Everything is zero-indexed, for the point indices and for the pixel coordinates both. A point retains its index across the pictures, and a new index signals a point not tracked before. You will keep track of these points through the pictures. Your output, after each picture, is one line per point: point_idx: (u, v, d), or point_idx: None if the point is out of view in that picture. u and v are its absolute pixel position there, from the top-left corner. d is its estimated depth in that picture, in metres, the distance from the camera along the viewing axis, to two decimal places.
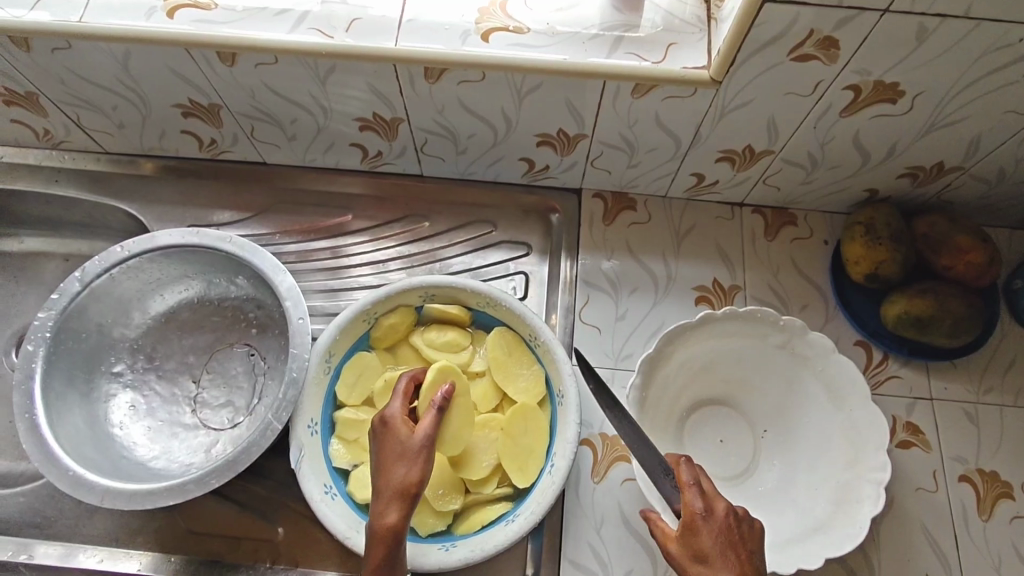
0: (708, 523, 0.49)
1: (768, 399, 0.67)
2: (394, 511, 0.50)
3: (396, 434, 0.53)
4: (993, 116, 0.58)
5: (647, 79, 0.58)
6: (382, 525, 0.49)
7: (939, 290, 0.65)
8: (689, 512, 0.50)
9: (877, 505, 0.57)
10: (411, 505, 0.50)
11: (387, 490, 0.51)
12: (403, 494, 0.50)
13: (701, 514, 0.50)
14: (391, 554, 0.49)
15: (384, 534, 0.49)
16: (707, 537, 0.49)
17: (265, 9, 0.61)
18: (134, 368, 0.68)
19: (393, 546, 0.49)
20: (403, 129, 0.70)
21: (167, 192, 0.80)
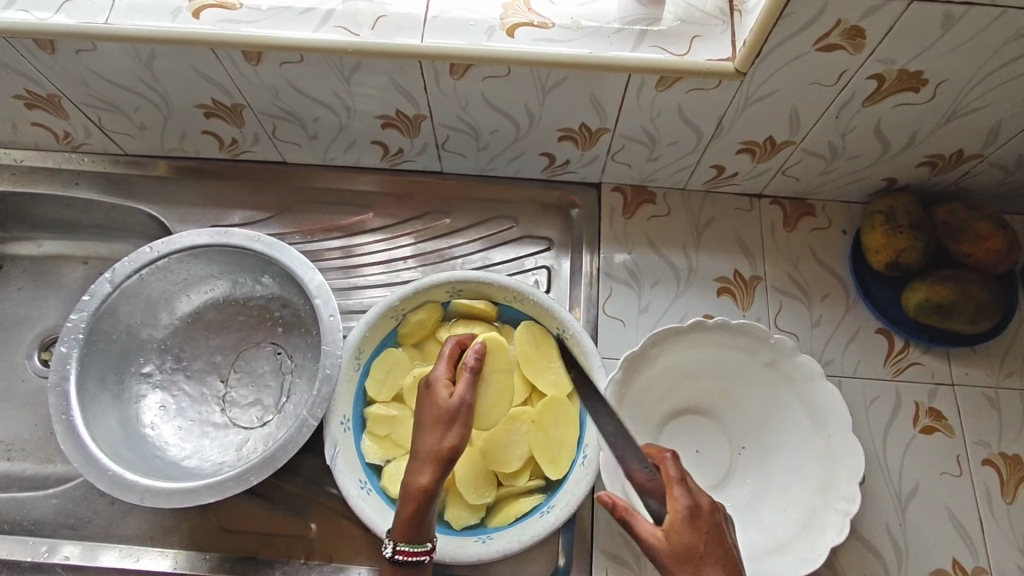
0: (696, 518, 0.46)
1: (749, 413, 0.64)
2: (427, 474, 0.49)
3: (432, 399, 0.53)
4: (1015, 103, 0.58)
5: (673, 72, 0.58)
6: (414, 484, 0.49)
7: (961, 277, 0.65)
8: (678, 507, 0.46)
9: (840, 535, 0.55)
10: (444, 470, 0.49)
11: (421, 451, 0.50)
12: (437, 458, 0.50)
13: (689, 511, 0.46)
14: (422, 515, 0.49)
15: (417, 495, 0.49)
16: (694, 533, 0.45)
17: (289, 8, 0.61)
18: (162, 369, 0.68)
19: (423, 508, 0.49)
20: (425, 126, 0.70)
21: (187, 193, 0.80)
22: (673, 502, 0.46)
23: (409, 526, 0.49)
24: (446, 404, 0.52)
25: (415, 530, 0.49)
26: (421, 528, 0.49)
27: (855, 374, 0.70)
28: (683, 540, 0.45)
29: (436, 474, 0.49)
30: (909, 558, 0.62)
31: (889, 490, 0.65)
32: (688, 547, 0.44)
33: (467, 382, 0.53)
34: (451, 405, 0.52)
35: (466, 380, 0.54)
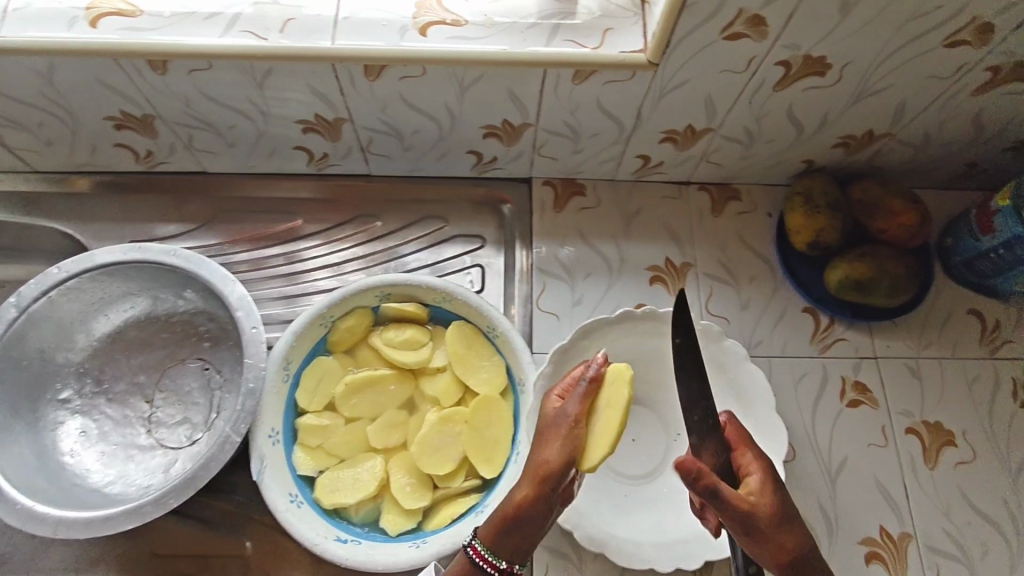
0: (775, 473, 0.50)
1: (681, 401, 0.64)
2: (525, 488, 0.48)
3: (548, 412, 0.52)
4: (916, 83, 0.60)
5: (587, 66, 0.58)
6: (506, 504, 0.49)
7: (878, 253, 0.67)
8: (762, 464, 0.50)
9: None
10: (542, 485, 0.47)
11: (528, 470, 0.49)
12: (534, 474, 0.48)
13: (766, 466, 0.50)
14: (508, 528, 0.48)
15: (511, 510, 0.48)
16: (780, 488, 0.49)
17: (194, 13, 0.59)
18: (82, 393, 0.66)
19: (510, 524, 0.48)
20: (346, 129, 0.69)
21: (105, 209, 0.77)
22: (751, 464, 0.50)
23: (491, 535, 0.49)
24: (554, 416, 0.51)
25: (497, 544, 0.49)
26: (505, 542, 0.49)
27: (784, 354, 0.71)
28: (775, 495, 0.48)
29: (530, 490, 0.48)
30: (841, 530, 0.64)
31: (819, 464, 0.67)
32: (784, 502, 0.48)
33: (576, 395, 0.50)
34: (552, 416, 0.51)
35: (576, 392, 0.50)
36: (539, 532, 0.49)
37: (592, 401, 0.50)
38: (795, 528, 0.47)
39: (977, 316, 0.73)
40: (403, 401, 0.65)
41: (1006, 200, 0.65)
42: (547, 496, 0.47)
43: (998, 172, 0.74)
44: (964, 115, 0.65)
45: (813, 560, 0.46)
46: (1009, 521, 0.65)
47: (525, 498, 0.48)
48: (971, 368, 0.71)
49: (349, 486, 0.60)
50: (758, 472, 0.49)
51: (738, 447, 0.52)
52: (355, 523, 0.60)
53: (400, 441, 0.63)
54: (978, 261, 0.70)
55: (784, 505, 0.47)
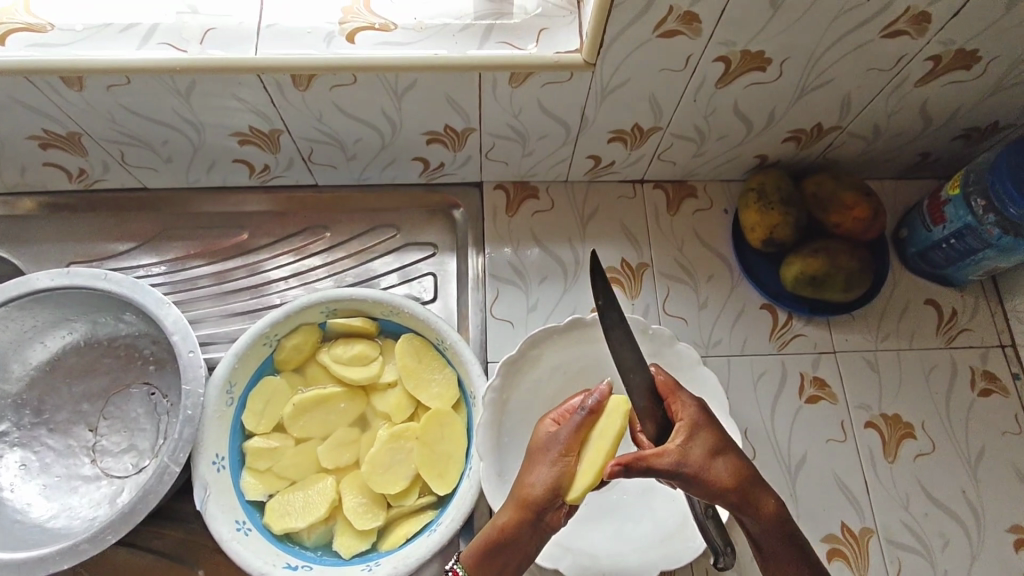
0: (704, 414, 0.52)
1: None
2: (508, 513, 0.51)
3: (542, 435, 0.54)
4: (859, 75, 0.59)
5: (522, 68, 0.57)
6: (493, 529, 0.52)
7: (831, 247, 0.67)
8: (691, 408, 0.51)
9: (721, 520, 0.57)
10: (520, 512, 0.51)
11: (513, 497, 0.52)
12: (518, 500, 0.51)
13: (696, 407, 0.52)
14: (492, 552, 0.52)
15: (494, 534, 0.52)
16: (710, 425, 0.51)
17: (109, 25, 0.57)
18: (20, 425, 0.64)
19: (492, 548, 0.52)
20: (284, 140, 0.67)
21: (42, 230, 0.75)
22: (681, 408, 0.52)
23: (473, 558, 0.52)
24: (545, 442, 0.53)
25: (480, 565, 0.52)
26: (488, 564, 0.52)
27: (743, 352, 0.70)
28: (705, 436, 0.50)
29: (513, 515, 0.51)
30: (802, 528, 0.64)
31: (779, 463, 0.66)
32: (714, 439, 0.50)
33: (569, 425, 0.52)
34: (544, 440, 0.53)
35: (572, 421, 0.52)
36: (523, 557, 0.52)
37: (587, 431, 0.52)
38: (728, 460, 0.49)
39: (934, 306, 0.73)
40: (355, 418, 0.63)
41: (956, 188, 0.65)
42: (530, 523, 0.50)
43: (950, 159, 0.74)
44: (910, 105, 0.64)
45: (750, 481, 0.49)
46: (969, 511, 0.65)
47: (506, 524, 0.51)
48: (928, 358, 0.71)
49: (300, 509, 0.59)
50: (686, 417, 0.51)
51: (669, 396, 0.53)
52: (307, 548, 0.59)
53: (352, 460, 0.62)
54: (932, 251, 0.70)
55: (714, 442, 0.50)
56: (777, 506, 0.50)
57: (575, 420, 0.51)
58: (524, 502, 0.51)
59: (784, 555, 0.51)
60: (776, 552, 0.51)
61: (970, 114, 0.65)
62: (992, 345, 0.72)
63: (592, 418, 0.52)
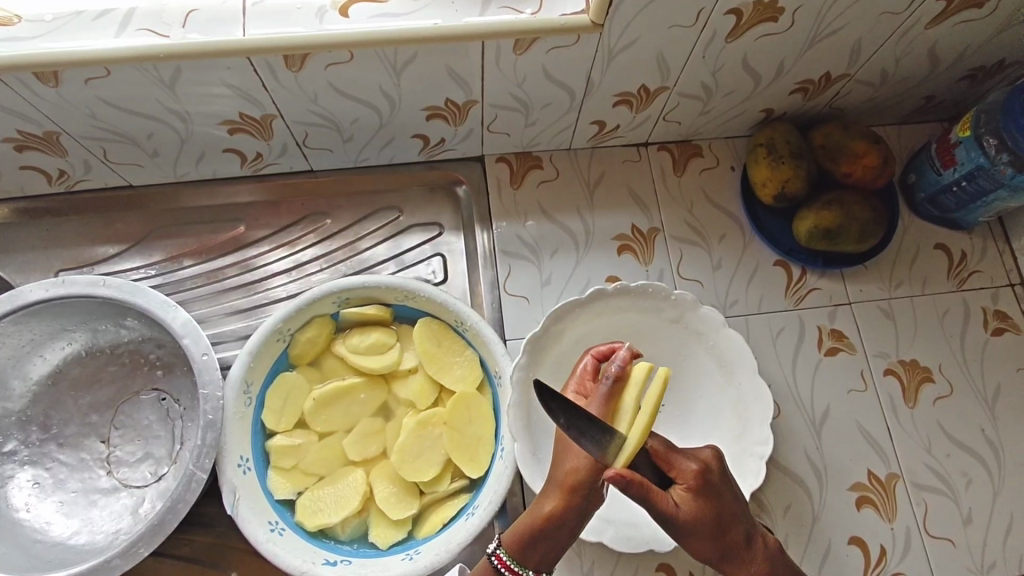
0: (704, 483, 0.49)
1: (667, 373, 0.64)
2: (551, 500, 0.51)
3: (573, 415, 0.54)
4: (870, 19, 0.58)
5: (528, 34, 0.54)
6: (538, 514, 0.51)
7: (844, 198, 0.66)
8: (693, 476, 0.49)
9: (758, 479, 0.57)
10: (567, 497, 0.51)
11: (555, 484, 0.52)
12: (564, 486, 0.51)
13: (699, 475, 0.50)
14: (534, 540, 0.51)
15: (537, 520, 0.51)
16: (711, 493, 0.49)
17: (81, 12, 0.53)
18: (29, 443, 0.62)
19: (537, 531, 0.51)
20: (277, 126, 0.64)
21: (26, 238, 0.71)
22: (682, 475, 0.49)
23: (514, 544, 0.51)
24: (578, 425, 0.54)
25: (521, 555, 0.50)
26: (530, 552, 0.51)
27: (760, 310, 0.70)
28: (703, 504, 0.49)
29: (558, 501, 0.51)
30: (830, 480, 0.65)
31: (804, 416, 0.67)
32: (711, 507, 0.49)
33: (598, 398, 0.53)
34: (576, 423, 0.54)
35: (600, 393, 0.53)
36: (561, 546, 0.52)
37: (616, 402, 0.52)
38: (724, 525, 0.49)
39: (944, 250, 0.73)
40: (377, 407, 0.62)
41: (967, 130, 0.65)
42: (576, 507, 0.51)
43: (954, 101, 0.73)
44: (919, 48, 0.63)
45: (739, 546, 0.50)
46: (989, 449, 0.66)
47: (551, 509, 0.51)
48: (941, 302, 0.71)
49: (332, 505, 0.58)
50: (682, 491, 0.49)
51: (666, 465, 0.50)
52: (344, 542, 0.58)
53: (379, 451, 0.61)
54: (942, 195, 0.70)
55: (710, 513, 0.49)
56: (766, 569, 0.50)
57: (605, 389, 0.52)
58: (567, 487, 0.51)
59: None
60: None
61: (978, 53, 0.64)
62: (1002, 285, 0.72)
63: (619, 386, 0.52)
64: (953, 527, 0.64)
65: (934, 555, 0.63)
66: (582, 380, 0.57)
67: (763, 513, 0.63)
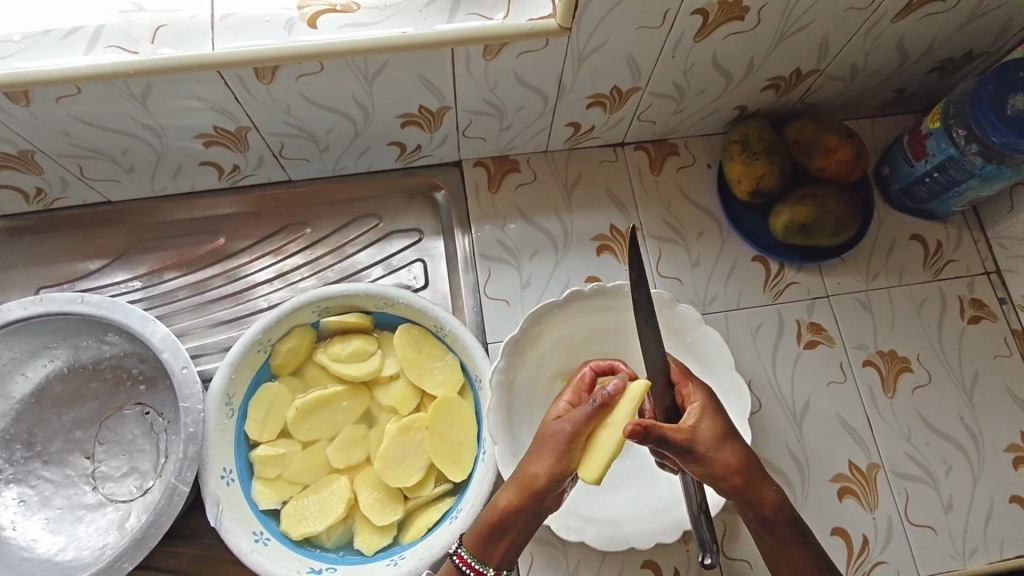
0: (716, 400, 0.52)
1: None
2: (511, 494, 0.51)
3: (550, 421, 0.53)
4: (835, 17, 0.59)
5: (496, 40, 0.55)
6: (496, 509, 0.51)
7: (818, 192, 0.66)
8: (703, 396, 0.51)
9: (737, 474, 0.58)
10: (525, 495, 0.50)
11: (515, 478, 0.52)
12: (521, 486, 0.51)
13: (710, 393, 0.52)
14: (493, 533, 0.51)
15: (496, 514, 0.51)
16: (721, 411, 0.51)
17: (50, 31, 0.54)
18: (12, 461, 0.62)
19: (493, 526, 0.51)
20: (253, 137, 0.64)
21: (6, 256, 0.71)
22: (693, 394, 0.52)
23: (476, 540, 0.52)
24: (555, 429, 0.51)
25: (481, 550, 0.51)
26: (490, 548, 0.52)
27: (739, 306, 0.71)
28: (719, 419, 0.50)
29: (517, 500, 0.50)
30: (811, 472, 0.65)
31: (784, 410, 0.67)
32: (724, 425, 0.50)
33: (580, 414, 0.50)
34: (552, 432, 0.51)
35: (581, 411, 0.50)
36: (518, 545, 0.52)
37: (598, 420, 0.50)
38: (736, 445, 0.49)
39: (919, 241, 0.74)
40: (360, 415, 0.63)
41: (937, 121, 0.65)
42: (531, 507, 0.51)
43: (926, 93, 0.74)
44: (887, 42, 0.63)
45: (753, 469, 0.49)
46: (968, 437, 0.67)
47: (508, 505, 0.51)
48: (918, 292, 0.72)
49: (316, 513, 0.58)
50: (698, 403, 0.51)
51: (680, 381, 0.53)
52: (329, 550, 0.58)
53: (362, 458, 0.61)
54: (915, 186, 0.71)
55: (725, 428, 0.50)
56: (778, 496, 0.50)
57: (591, 407, 0.49)
58: (526, 485, 0.51)
59: (784, 547, 0.50)
60: (785, 542, 0.50)
61: (945, 46, 0.65)
62: (978, 273, 0.73)
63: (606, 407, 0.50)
64: (934, 515, 0.65)
65: (916, 543, 0.64)
66: (577, 390, 0.56)
67: None
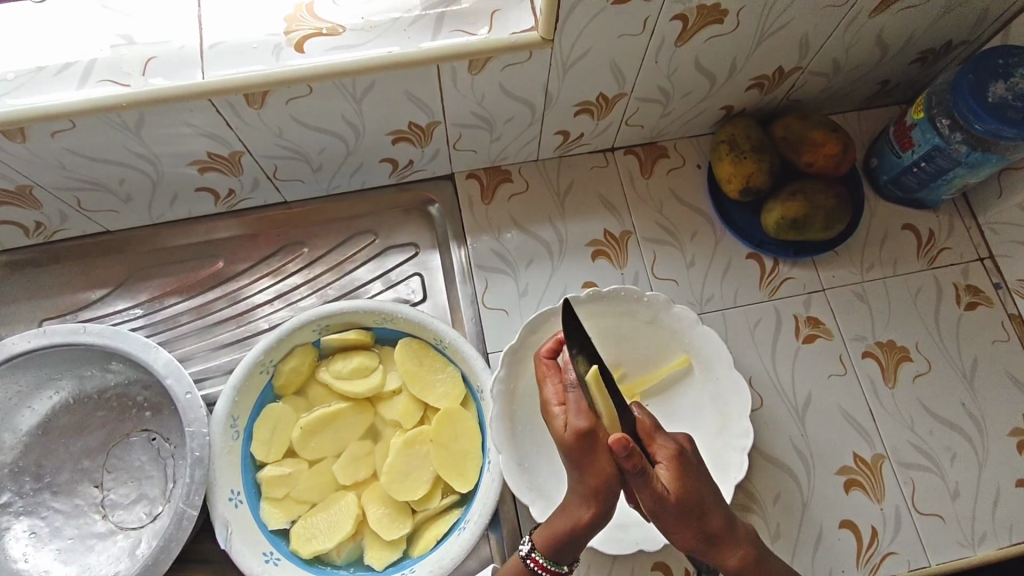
0: (681, 465, 0.49)
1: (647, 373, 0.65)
2: (587, 506, 0.50)
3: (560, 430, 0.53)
4: (814, 15, 0.59)
5: (481, 55, 0.56)
6: (576, 522, 0.50)
7: (808, 187, 0.67)
8: (672, 454, 0.49)
9: (741, 471, 0.59)
10: (596, 503, 0.49)
11: (577, 489, 0.50)
12: (591, 494, 0.50)
13: (675, 455, 0.49)
14: (566, 545, 0.50)
15: (573, 529, 0.50)
16: (690, 475, 0.49)
17: (43, 68, 0.55)
18: (23, 493, 0.62)
19: (569, 537, 0.50)
20: (246, 161, 0.65)
21: (8, 290, 0.71)
22: (659, 455, 0.49)
23: (547, 545, 0.51)
24: (570, 437, 0.51)
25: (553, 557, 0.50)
26: (561, 551, 0.51)
27: (736, 304, 0.71)
28: (685, 485, 0.48)
29: (593, 508, 0.50)
30: (817, 465, 0.66)
31: (787, 405, 0.68)
32: (688, 491, 0.48)
33: (577, 408, 0.52)
34: (572, 439, 0.51)
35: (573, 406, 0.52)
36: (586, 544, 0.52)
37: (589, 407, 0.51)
38: (710, 512, 0.48)
39: (911, 230, 0.74)
40: (365, 430, 0.63)
41: (921, 112, 0.66)
42: (606, 511, 0.50)
43: (909, 83, 0.75)
44: (867, 36, 0.64)
45: (717, 531, 0.48)
46: (971, 423, 0.67)
47: (588, 518, 0.50)
48: (913, 281, 0.72)
49: (325, 530, 0.58)
50: (664, 464, 0.49)
51: (648, 439, 0.50)
52: (340, 567, 0.59)
53: (369, 473, 0.62)
54: (904, 177, 0.71)
55: (691, 495, 0.48)
56: (743, 559, 0.48)
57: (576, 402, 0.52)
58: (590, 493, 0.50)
59: None
60: None
61: (925, 37, 0.66)
62: (971, 259, 0.74)
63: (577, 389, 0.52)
64: (942, 503, 0.65)
65: (924, 532, 0.64)
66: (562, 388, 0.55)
67: (753, 503, 0.64)
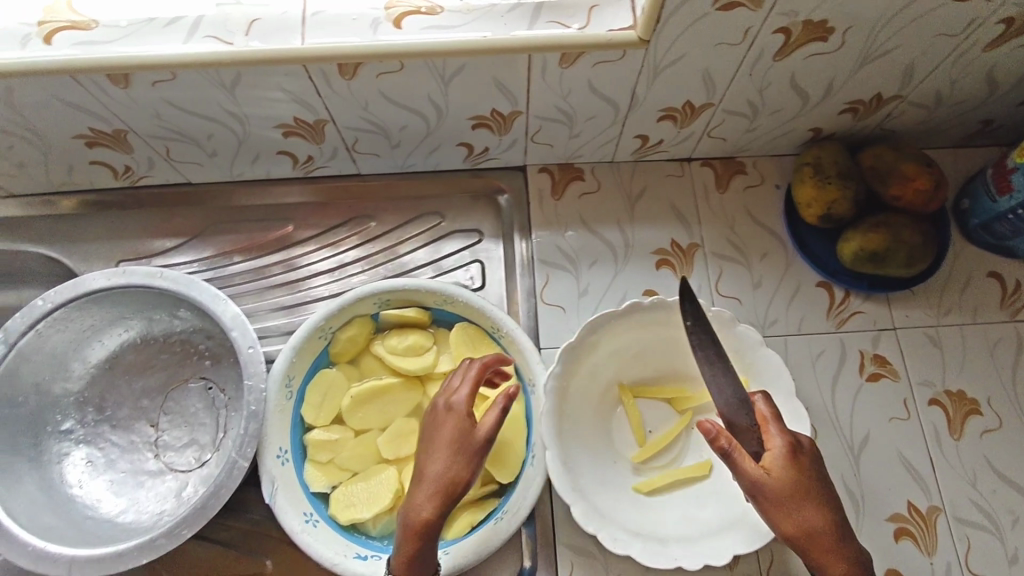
0: (791, 457, 0.52)
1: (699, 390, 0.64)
2: (430, 504, 0.51)
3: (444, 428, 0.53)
4: (925, 43, 0.57)
5: (574, 48, 0.55)
6: (416, 520, 0.51)
7: (893, 221, 0.64)
8: (786, 446, 0.52)
9: None
10: (447, 503, 0.51)
11: (429, 485, 0.51)
12: (444, 492, 0.51)
13: (786, 448, 0.52)
14: (418, 551, 0.51)
15: (414, 527, 0.50)
16: (801, 467, 0.51)
17: (153, 19, 0.57)
18: (84, 423, 0.65)
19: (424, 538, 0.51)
20: (329, 130, 0.66)
21: (91, 229, 0.75)
22: (774, 441, 0.53)
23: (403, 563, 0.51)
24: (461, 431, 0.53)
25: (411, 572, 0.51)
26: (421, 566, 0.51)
27: (800, 331, 0.69)
28: (791, 475, 0.51)
29: (437, 507, 0.51)
30: (867, 509, 0.63)
31: (842, 442, 0.65)
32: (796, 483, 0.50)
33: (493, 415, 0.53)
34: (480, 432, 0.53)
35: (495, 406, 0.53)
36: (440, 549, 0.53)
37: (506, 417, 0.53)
38: (813, 506, 0.50)
39: (997, 279, 0.71)
40: (412, 408, 0.63)
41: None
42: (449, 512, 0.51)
43: (1014, 125, 0.71)
44: (977, 71, 0.61)
45: (820, 531, 0.50)
46: None
47: (427, 517, 0.51)
48: (993, 333, 0.69)
49: (364, 499, 0.59)
50: (775, 451, 0.52)
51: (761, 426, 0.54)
52: (375, 537, 0.59)
53: (411, 451, 0.62)
54: (997, 223, 0.68)
55: (797, 487, 0.50)
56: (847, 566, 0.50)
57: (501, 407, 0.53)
58: (447, 491, 0.51)
59: None
60: None
61: None
62: None
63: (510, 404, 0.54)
64: (997, 567, 0.61)
65: None
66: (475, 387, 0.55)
67: None
